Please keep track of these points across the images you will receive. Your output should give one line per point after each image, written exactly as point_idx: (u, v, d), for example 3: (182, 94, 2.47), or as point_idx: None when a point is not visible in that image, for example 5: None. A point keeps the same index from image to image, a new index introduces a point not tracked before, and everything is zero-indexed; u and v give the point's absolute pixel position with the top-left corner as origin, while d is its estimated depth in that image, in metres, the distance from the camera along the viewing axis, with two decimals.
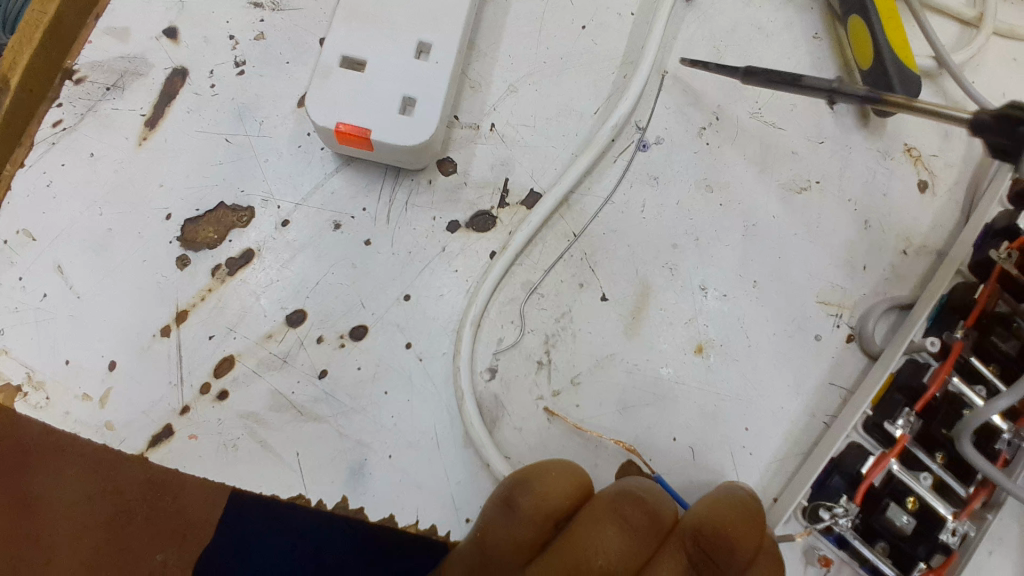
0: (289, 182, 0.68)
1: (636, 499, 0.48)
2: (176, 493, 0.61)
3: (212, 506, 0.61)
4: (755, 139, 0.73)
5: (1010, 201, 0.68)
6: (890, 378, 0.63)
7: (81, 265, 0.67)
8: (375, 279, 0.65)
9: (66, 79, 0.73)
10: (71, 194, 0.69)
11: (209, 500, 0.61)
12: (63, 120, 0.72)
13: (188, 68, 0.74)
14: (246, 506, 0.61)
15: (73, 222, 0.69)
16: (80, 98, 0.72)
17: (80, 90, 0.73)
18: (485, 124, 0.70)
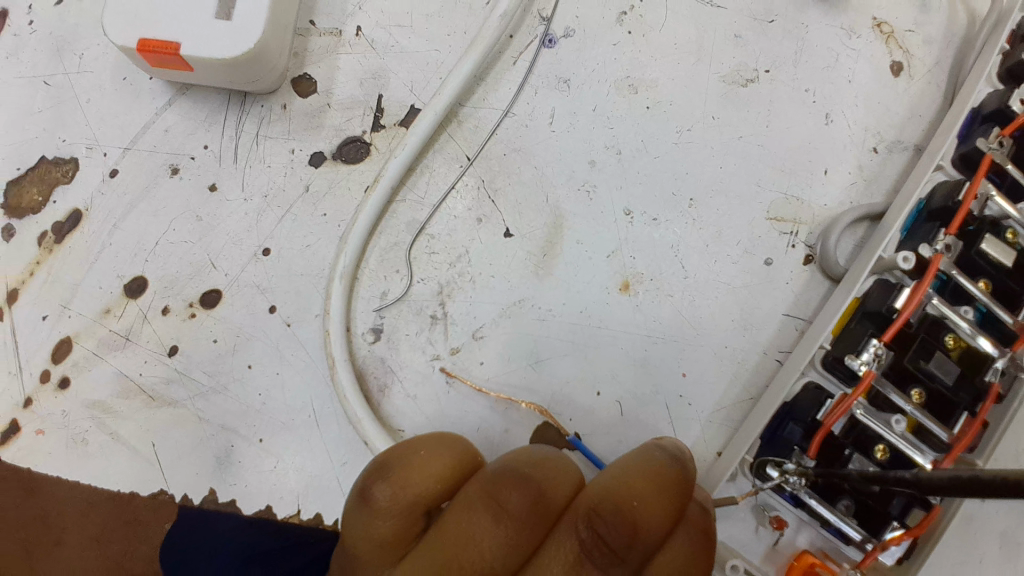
0: (115, 124, 0.56)
1: (518, 478, 0.38)
2: (92, 499, 0.50)
3: (138, 510, 0.50)
4: (688, 22, 0.60)
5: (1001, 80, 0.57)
6: (855, 302, 0.53)
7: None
8: (225, 233, 0.54)
9: None
10: None
11: (127, 507, 0.50)
12: None
13: (7, 10, 0.58)
14: (158, 512, 0.50)
15: None
16: None
17: None
18: (349, 28, 0.57)
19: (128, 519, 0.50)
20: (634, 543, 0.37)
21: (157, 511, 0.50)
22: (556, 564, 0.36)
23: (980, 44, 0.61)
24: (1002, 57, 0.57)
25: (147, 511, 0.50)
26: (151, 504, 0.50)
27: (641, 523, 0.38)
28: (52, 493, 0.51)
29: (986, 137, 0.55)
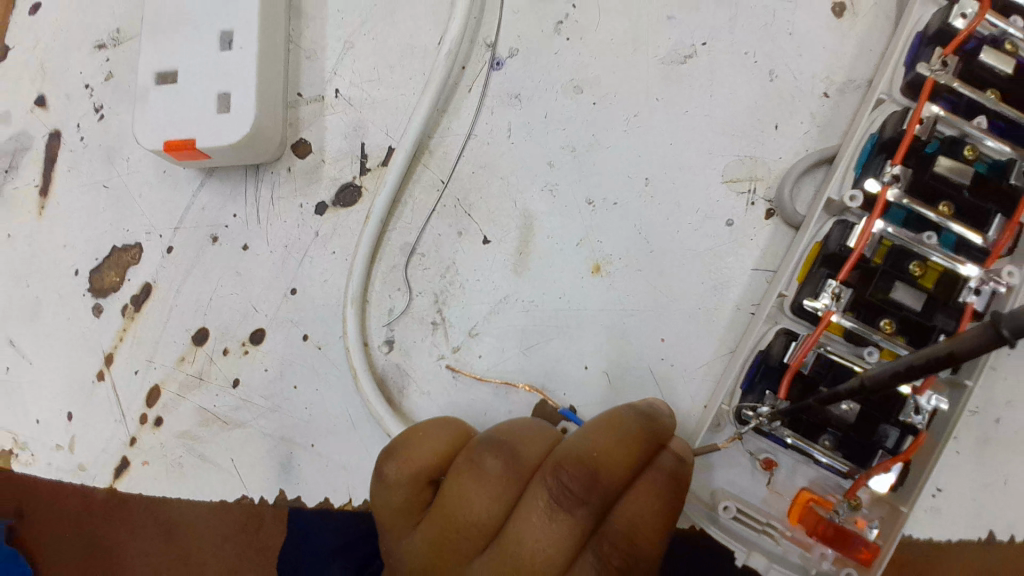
0: (164, 210, 0.69)
1: (495, 445, 0.47)
2: (230, 517, 0.63)
3: (263, 524, 0.62)
4: (621, 16, 0.64)
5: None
6: (814, 249, 0.57)
7: (22, 336, 0.72)
8: (260, 281, 0.66)
9: None
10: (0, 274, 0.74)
11: (256, 522, 0.62)
12: None
13: (60, 130, 0.74)
14: (282, 520, 0.62)
15: (9, 299, 0.73)
16: None
17: None
18: (329, 92, 0.67)
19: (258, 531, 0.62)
20: (595, 486, 0.44)
21: (278, 522, 0.62)
22: (530, 511, 0.44)
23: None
24: None
25: (271, 523, 0.62)
26: (272, 516, 0.62)
27: (600, 468, 0.44)
28: (199, 516, 0.64)
29: (929, 60, 0.58)
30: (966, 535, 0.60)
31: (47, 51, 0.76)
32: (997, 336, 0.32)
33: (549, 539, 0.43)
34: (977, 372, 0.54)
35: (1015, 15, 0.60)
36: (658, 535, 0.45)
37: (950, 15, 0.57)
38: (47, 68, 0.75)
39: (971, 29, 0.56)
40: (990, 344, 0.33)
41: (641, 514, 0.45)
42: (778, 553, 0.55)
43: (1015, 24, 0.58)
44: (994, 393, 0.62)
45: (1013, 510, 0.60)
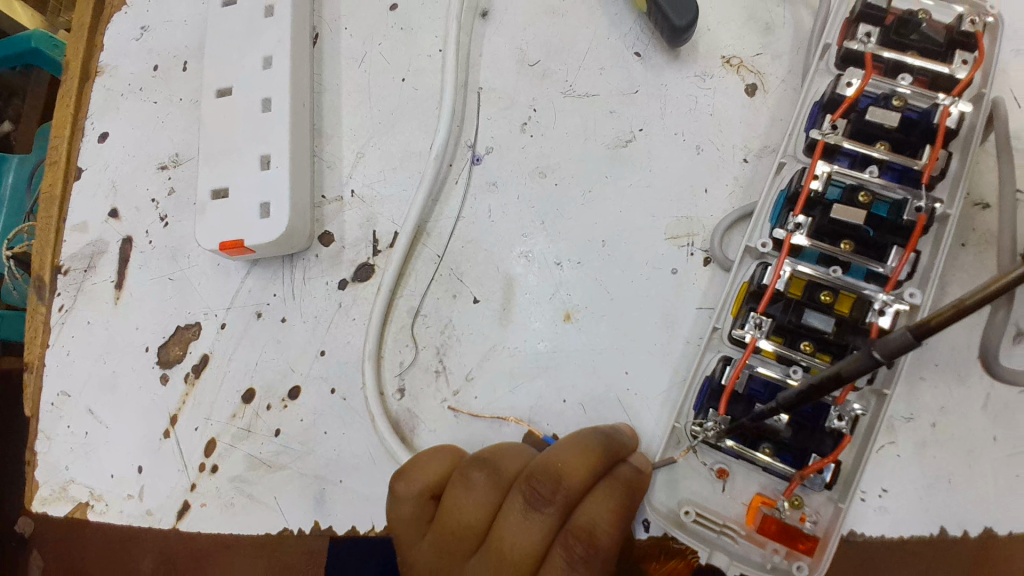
0: (217, 293, 0.84)
1: (481, 461, 0.58)
2: (278, 548, 0.75)
3: (307, 552, 0.74)
4: (573, 114, 0.80)
5: (839, 66, 0.70)
6: (742, 288, 0.67)
7: (100, 405, 0.86)
8: (295, 347, 0.80)
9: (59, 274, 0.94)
10: (81, 354, 0.89)
11: (301, 550, 0.74)
12: (64, 304, 0.92)
13: (132, 236, 0.90)
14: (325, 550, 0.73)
15: (89, 374, 0.88)
16: (70, 284, 0.92)
17: (69, 279, 0.93)
18: (346, 192, 0.84)
19: (301, 558, 0.74)
20: (558, 490, 0.55)
21: (319, 552, 0.73)
22: (510, 513, 0.55)
23: (822, 46, 0.71)
24: (838, 44, 0.70)
25: (313, 552, 0.74)
26: (315, 548, 0.74)
27: (562, 476, 0.55)
28: (250, 547, 0.76)
29: (823, 124, 0.69)
30: (917, 532, 0.64)
31: (121, 175, 0.94)
32: (874, 360, 0.44)
33: (526, 534, 0.54)
34: (894, 382, 0.61)
35: (905, 74, 0.68)
36: (615, 530, 0.54)
37: (836, 85, 0.67)
38: (120, 188, 0.93)
39: (858, 92, 0.66)
40: (869, 367, 0.45)
41: (600, 513, 0.55)
42: (739, 554, 0.63)
43: (901, 83, 0.67)
44: (928, 401, 0.67)
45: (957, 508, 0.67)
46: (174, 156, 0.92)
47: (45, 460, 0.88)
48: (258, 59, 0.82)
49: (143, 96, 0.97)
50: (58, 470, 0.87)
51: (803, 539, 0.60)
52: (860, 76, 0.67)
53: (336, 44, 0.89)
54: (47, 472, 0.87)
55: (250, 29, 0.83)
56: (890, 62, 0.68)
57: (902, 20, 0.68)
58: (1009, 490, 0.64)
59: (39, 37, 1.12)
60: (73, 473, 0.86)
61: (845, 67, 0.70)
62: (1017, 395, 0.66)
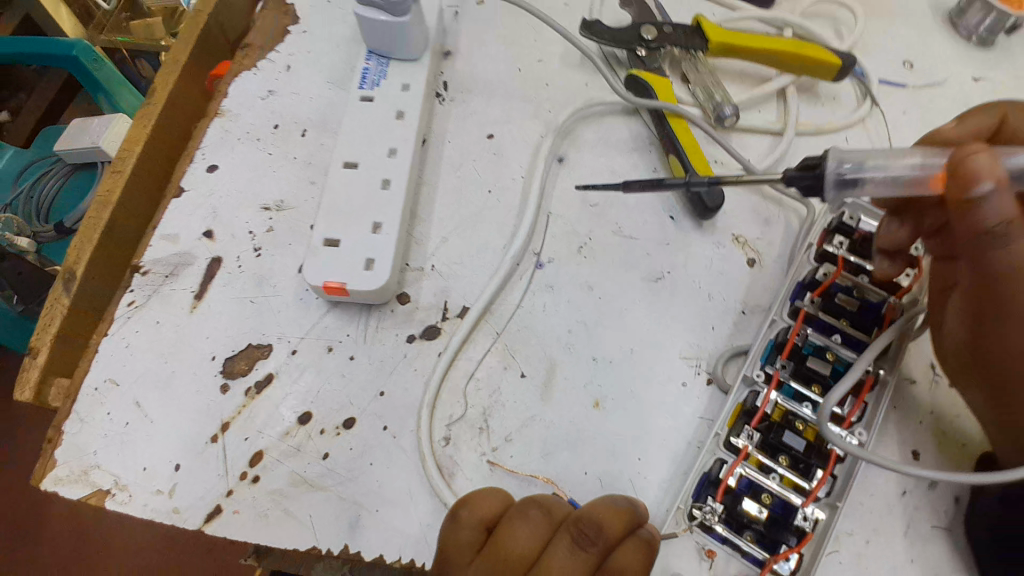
0: (294, 323, 0.96)
1: (536, 501, 0.71)
2: None
3: None
4: (620, 249, 1.03)
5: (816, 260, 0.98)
6: (738, 406, 0.87)
7: (150, 399, 0.93)
8: (357, 383, 0.92)
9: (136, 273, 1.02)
10: (142, 349, 0.96)
11: None
12: (135, 300, 1.00)
13: (222, 256, 1.02)
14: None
15: (145, 369, 0.95)
16: (147, 284, 1.01)
17: (146, 279, 1.01)
18: (428, 265, 1.01)
19: None
20: (602, 532, 0.68)
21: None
22: (560, 546, 0.67)
23: (807, 244, 0.99)
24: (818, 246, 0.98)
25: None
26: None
27: (604, 523, 0.69)
28: None
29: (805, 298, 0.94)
30: None
31: (223, 204, 1.06)
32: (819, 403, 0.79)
33: (571, 567, 0.66)
34: (844, 497, 0.80)
35: (864, 275, 0.94)
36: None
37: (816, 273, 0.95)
38: (220, 214, 1.05)
39: (830, 281, 0.93)
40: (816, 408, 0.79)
41: (629, 559, 0.68)
42: None
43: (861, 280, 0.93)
44: (864, 523, 0.86)
45: None
46: (278, 201, 1.06)
47: (70, 442, 0.91)
48: (385, 148, 1.01)
49: (259, 145, 1.12)
50: (82, 455, 0.90)
51: None
52: (834, 267, 0.94)
53: (440, 150, 1.10)
54: (68, 454, 0.90)
55: (383, 124, 1.03)
56: (854, 265, 0.95)
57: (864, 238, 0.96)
58: None
59: (82, 49, 1.47)
60: (99, 460, 0.89)
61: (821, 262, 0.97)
62: (929, 531, 0.86)
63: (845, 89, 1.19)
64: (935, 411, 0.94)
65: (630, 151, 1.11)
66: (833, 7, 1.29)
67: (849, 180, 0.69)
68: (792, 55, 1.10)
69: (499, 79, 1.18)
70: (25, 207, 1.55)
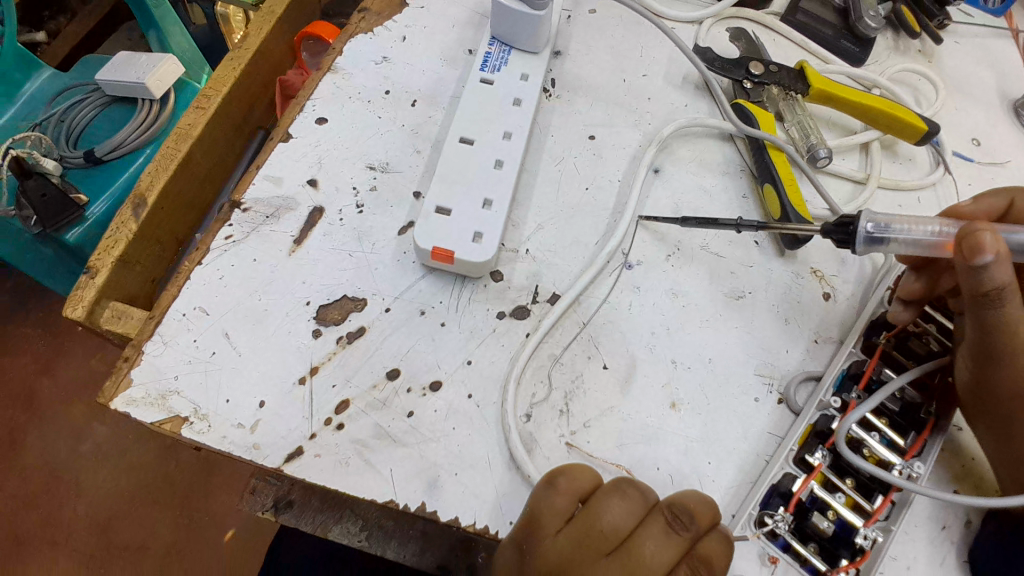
0: (389, 281, 0.98)
1: (632, 482, 0.75)
2: None
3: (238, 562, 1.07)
4: (705, 264, 1.07)
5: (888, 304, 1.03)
6: (809, 426, 0.91)
7: (239, 333, 0.94)
8: (447, 349, 0.94)
9: (237, 209, 1.04)
10: (237, 284, 0.98)
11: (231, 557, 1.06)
12: (234, 235, 1.01)
13: (324, 207, 1.05)
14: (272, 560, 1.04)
15: (237, 304, 0.96)
16: (247, 221, 1.03)
17: (247, 217, 1.03)
18: (523, 249, 1.04)
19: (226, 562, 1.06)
20: (694, 520, 0.73)
21: None
22: (653, 527, 0.72)
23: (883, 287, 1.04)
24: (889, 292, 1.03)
25: None
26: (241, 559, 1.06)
27: (696, 512, 0.73)
28: None
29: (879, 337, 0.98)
30: None
31: (329, 157, 1.09)
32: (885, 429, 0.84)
33: (664, 548, 0.71)
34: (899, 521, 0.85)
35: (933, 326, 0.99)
36: (724, 564, 0.72)
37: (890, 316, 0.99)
38: (325, 167, 1.08)
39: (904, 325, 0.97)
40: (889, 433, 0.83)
41: (715, 548, 0.72)
42: None
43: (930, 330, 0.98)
44: None
45: None
46: (383, 163, 1.09)
47: (152, 363, 0.91)
48: (500, 130, 1.05)
49: (369, 107, 1.14)
50: (163, 378, 0.90)
51: None
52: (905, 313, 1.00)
53: (542, 143, 1.14)
54: (149, 376, 0.90)
55: (499, 107, 1.07)
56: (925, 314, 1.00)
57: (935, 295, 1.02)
58: None
59: None
60: (180, 386, 0.90)
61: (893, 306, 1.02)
62: None
63: (922, 152, 1.25)
64: None
65: (722, 173, 1.16)
66: (913, 77, 1.32)
67: (876, 238, 0.75)
68: (885, 114, 1.16)
69: (605, 84, 1.21)
70: (50, 129, 1.27)
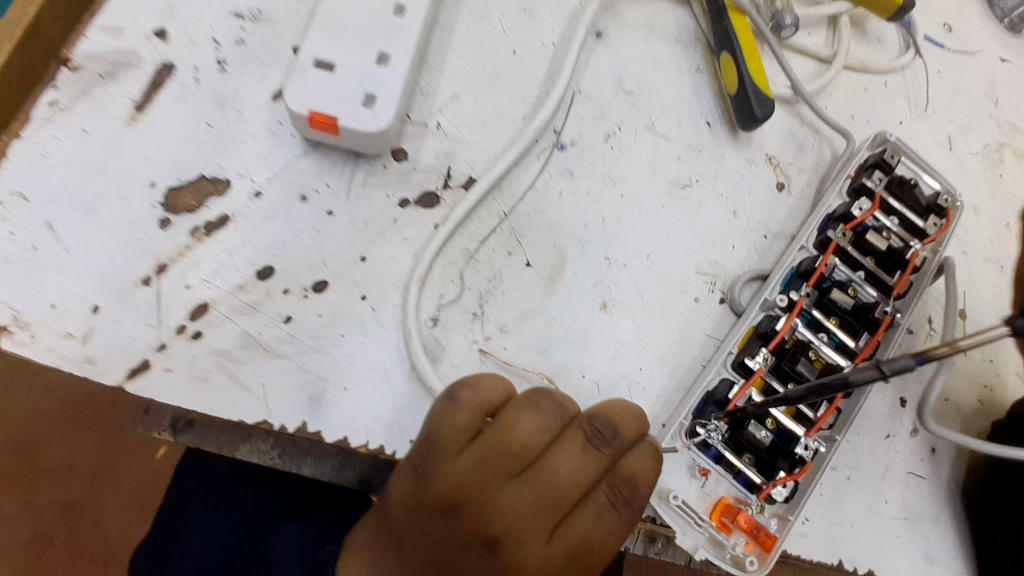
0: (262, 160, 0.80)
1: (549, 393, 0.62)
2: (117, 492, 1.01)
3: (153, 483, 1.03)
4: (649, 147, 0.91)
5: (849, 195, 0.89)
6: (751, 329, 0.80)
7: (67, 223, 0.75)
8: (335, 243, 0.78)
9: (62, 66, 0.79)
10: (62, 162, 0.77)
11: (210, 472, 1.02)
12: (58, 100, 0.78)
13: (175, 64, 0.82)
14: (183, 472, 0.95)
15: (63, 186, 0.76)
16: (75, 83, 0.79)
17: (76, 77, 0.79)
18: (432, 123, 0.84)
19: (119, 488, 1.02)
20: (618, 436, 0.61)
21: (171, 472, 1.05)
22: (570, 447, 0.60)
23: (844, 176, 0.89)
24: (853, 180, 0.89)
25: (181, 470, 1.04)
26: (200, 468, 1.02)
27: (621, 425, 0.61)
28: None
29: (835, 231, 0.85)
30: (828, 560, 0.79)
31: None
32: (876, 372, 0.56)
33: (582, 468, 0.60)
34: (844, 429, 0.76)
35: (893, 217, 0.88)
36: (650, 481, 0.62)
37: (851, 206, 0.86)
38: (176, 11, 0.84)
39: (865, 216, 0.85)
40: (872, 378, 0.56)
41: (642, 464, 0.61)
42: (701, 542, 0.71)
43: (890, 222, 0.87)
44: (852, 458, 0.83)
45: (862, 553, 0.81)
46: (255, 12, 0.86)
47: None
48: None
49: None
50: None
51: (765, 534, 0.72)
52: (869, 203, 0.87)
53: None
54: None
55: None
56: (886, 205, 0.88)
57: (899, 181, 0.88)
58: (889, 549, 0.82)
59: None
60: None
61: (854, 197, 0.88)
62: (908, 475, 0.85)
63: (889, 33, 1.08)
64: None
65: (674, 40, 0.97)
66: None
67: None
68: None
69: None
70: None
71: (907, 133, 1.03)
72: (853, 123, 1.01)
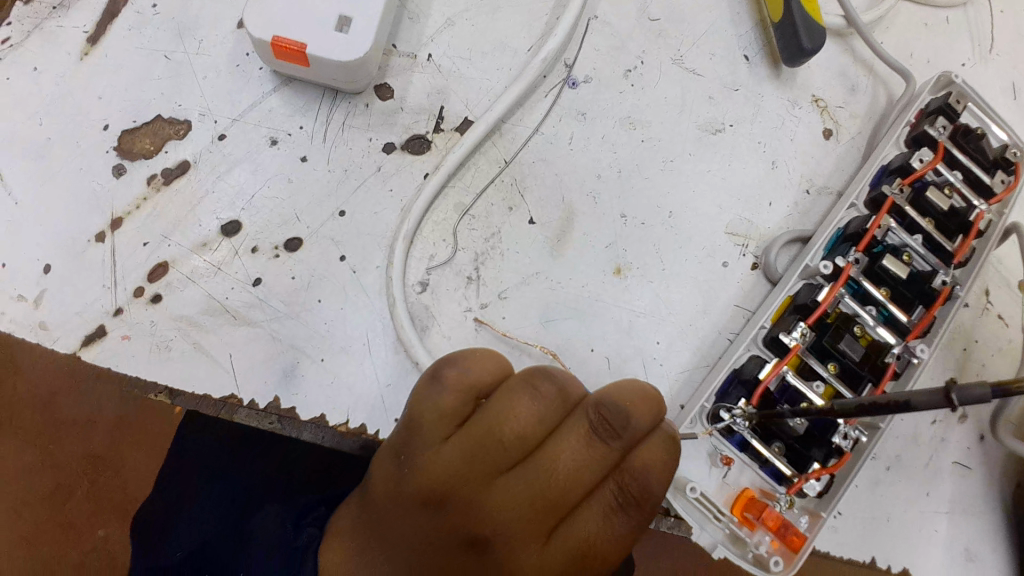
0: (226, 99, 0.70)
1: (548, 374, 0.53)
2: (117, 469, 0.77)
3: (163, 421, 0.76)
4: (675, 83, 0.78)
5: (906, 144, 0.76)
6: (787, 299, 0.70)
7: (20, 174, 0.69)
8: (311, 195, 0.68)
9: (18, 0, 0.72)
10: (13, 106, 0.70)
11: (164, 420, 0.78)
12: (10, 38, 0.71)
13: None
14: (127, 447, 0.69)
15: (15, 133, 0.69)
16: (28, 16, 0.72)
17: (29, 9, 0.72)
18: (423, 54, 0.73)
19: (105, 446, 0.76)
20: (628, 427, 0.52)
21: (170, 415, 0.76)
22: (571, 436, 0.51)
23: (901, 124, 0.76)
24: (911, 127, 0.75)
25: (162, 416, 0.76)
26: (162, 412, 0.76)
27: (632, 414, 0.52)
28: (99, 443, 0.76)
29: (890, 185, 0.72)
30: (854, 555, 0.72)
31: None
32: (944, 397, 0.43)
33: (585, 462, 0.51)
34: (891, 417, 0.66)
35: (957, 171, 0.74)
36: (666, 479, 0.53)
37: (910, 157, 0.73)
38: None
39: (925, 169, 0.71)
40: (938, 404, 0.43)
41: (655, 458, 0.52)
42: (719, 538, 0.65)
43: (953, 177, 0.73)
44: (888, 445, 0.75)
45: (894, 548, 0.73)
46: None
47: None
48: None
49: None
50: None
51: (795, 534, 0.63)
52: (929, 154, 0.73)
53: None
54: None
55: None
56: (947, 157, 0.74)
57: (964, 130, 0.74)
58: (925, 543, 0.74)
59: None
60: None
61: (912, 147, 0.75)
62: (953, 466, 0.76)
63: None
64: (977, 341, 0.81)
65: None
66: None
67: None
68: None
69: None
70: None
71: (978, 72, 0.88)
72: (911, 62, 0.87)
